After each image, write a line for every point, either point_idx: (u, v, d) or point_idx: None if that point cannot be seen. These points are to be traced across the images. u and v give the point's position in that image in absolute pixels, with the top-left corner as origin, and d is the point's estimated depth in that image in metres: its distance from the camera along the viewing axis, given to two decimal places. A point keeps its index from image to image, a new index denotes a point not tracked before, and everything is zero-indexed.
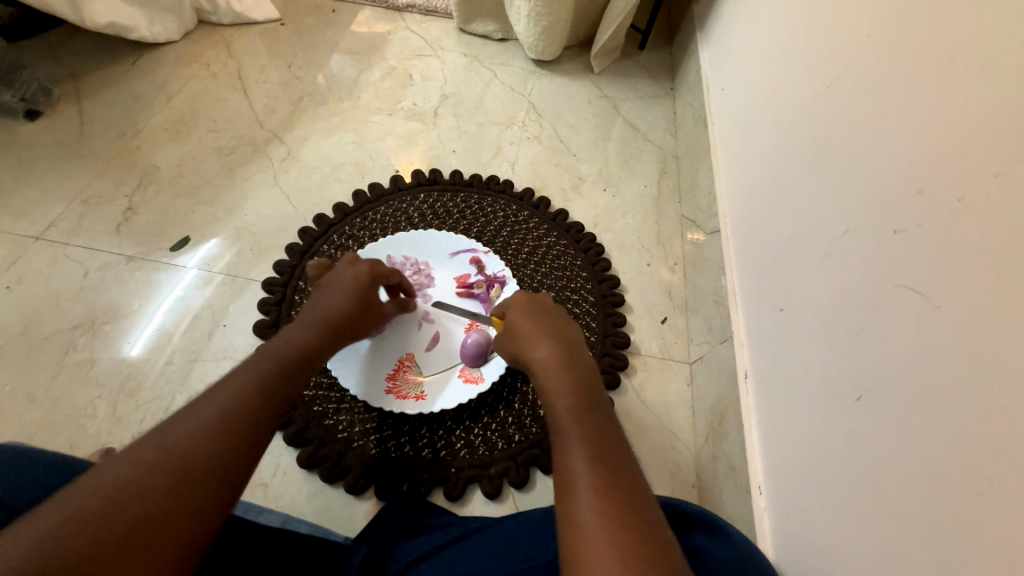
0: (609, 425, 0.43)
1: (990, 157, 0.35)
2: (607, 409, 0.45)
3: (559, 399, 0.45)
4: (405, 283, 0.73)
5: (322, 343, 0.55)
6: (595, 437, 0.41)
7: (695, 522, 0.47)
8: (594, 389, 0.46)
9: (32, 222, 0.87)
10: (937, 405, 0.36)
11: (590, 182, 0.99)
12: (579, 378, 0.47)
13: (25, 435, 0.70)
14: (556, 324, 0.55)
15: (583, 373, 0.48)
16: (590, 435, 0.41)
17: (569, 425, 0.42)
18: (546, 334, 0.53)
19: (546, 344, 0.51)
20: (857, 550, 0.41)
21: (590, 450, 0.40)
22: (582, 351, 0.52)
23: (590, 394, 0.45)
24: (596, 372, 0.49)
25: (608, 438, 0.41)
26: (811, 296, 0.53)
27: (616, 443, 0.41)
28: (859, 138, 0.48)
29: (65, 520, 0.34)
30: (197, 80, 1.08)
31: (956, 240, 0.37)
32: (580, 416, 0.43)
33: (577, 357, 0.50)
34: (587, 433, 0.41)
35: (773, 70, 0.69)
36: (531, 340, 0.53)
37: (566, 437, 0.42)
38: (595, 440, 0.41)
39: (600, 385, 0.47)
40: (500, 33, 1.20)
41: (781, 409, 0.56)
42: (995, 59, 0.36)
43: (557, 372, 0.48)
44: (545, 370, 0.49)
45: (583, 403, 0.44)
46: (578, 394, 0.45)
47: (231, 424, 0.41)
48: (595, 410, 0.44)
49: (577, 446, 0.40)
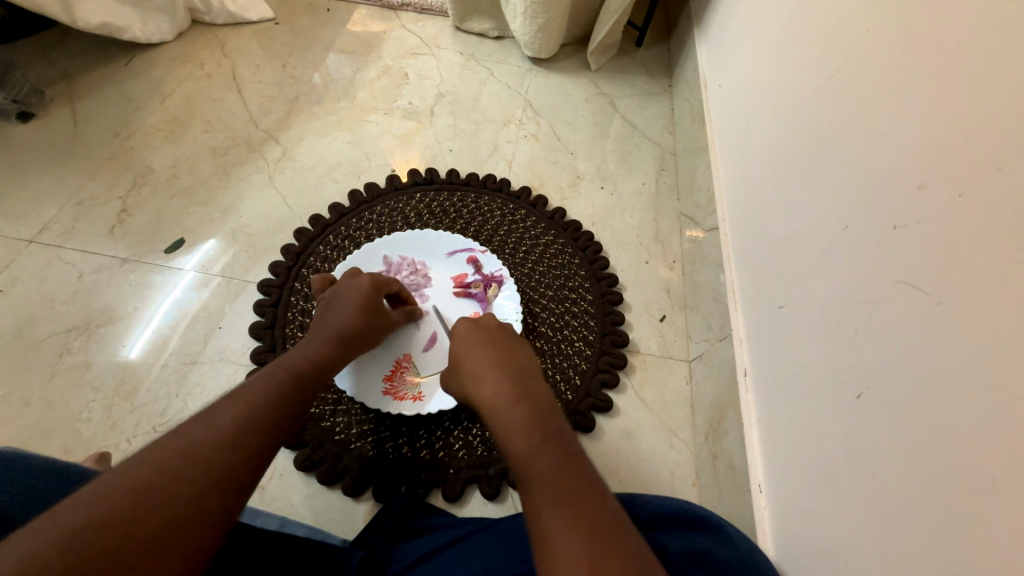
0: (577, 457, 0.41)
1: (990, 152, 0.35)
2: (572, 440, 0.42)
3: (516, 438, 0.43)
4: (406, 291, 0.74)
5: (332, 355, 0.58)
6: (564, 474, 0.39)
7: (695, 524, 0.47)
8: (553, 418, 0.44)
9: (25, 225, 0.86)
10: (937, 402, 0.36)
11: (588, 180, 0.98)
12: (535, 411, 0.45)
13: (20, 439, 0.69)
14: (504, 351, 0.52)
15: (538, 404, 0.46)
16: (557, 475, 0.39)
17: (532, 466, 0.40)
18: (493, 366, 0.50)
19: (494, 378, 0.49)
20: (858, 548, 0.41)
21: (559, 492, 0.38)
22: (535, 380, 0.50)
23: (549, 426, 0.43)
24: (553, 400, 0.47)
25: (577, 472, 0.39)
26: (811, 295, 0.53)
27: (587, 477, 0.39)
28: (858, 132, 0.48)
29: (90, 517, 0.34)
30: (191, 80, 1.07)
31: (956, 236, 0.36)
32: (540, 452, 0.41)
33: (530, 387, 0.48)
34: (556, 471, 0.39)
35: (771, 66, 0.69)
36: (480, 374, 0.50)
37: (532, 479, 0.39)
38: (564, 479, 0.38)
39: (559, 413, 0.45)
40: (496, 31, 1.19)
41: (781, 408, 0.56)
42: (995, 53, 0.36)
43: (512, 409, 0.45)
44: (495, 406, 0.47)
45: (541, 436, 0.42)
46: (536, 429, 0.43)
47: (248, 434, 0.43)
48: (558, 442, 0.42)
49: (543, 492, 0.38)
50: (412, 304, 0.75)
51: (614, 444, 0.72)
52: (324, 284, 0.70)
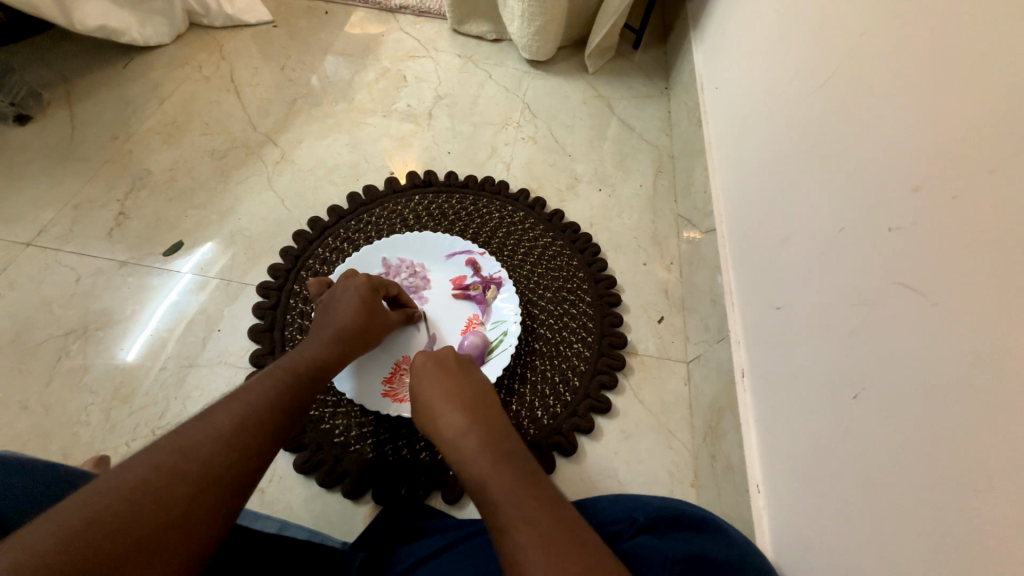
0: (535, 477, 0.41)
1: (983, 156, 0.35)
2: (530, 461, 0.43)
3: (473, 467, 0.43)
4: (404, 294, 0.74)
5: (333, 355, 0.58)
6: (520, 493, 0.39)
7: (696, 526, 0.46)
8: (507, 442, 0.45)
9: (23, 228, 0.86)
10: (932, 404, 0.36)
11: (586, 182, 0.98)
12: (489, 437, 0.45)
13: (17, 443, 0.69)
14: (456, 381, 0.52)
15: (492, 429, 0.46)
16: (515, 496, 0.39)
17: (491, 493, 0.40)
18: (445, 398, 0.50)
19: (446, 412, 0.49)
20: (856, 546, 0.41)
21: (519, 511, 0.38)
22: (491, 405, 0.50)
23: (505, 451, 0.44)
24: (509, 426, 0.48)
25: (536, 491, 0.40)
26: (805, 296, 0.53)
27: (546, 493, 0.39)
28: (853, 136, 0.48)
29: (90, 516, 0.34)
30: (190, 83, 1.07)
31: (949, 240, 0.37)
32: (496, 474, 0.41)
33: (483, 414, 0.48)
34: (513, 491, 0.39)
35: (767, 69, 0.69)
36: (435, 410, 0.50)
37: (491, 504, 0.40)
38: (522, 498, 0.39)
39: (515, 437, 0.46)
40: (494, 34, 1.19)
41: (778, 409, 0.56)
42: (988, 58, 0.36)
43: (465, 438, 0.45)
44: (451, 438, 0.47)
45: (499, 458, 0.43)
46: (492, 453, 0.43)
47: (245, 433, 0.43)
48: (515, 464, 0.42)
49: (505, 514, 0.38)
50: (412, 307, 0.75)
51: (613, 445, 0.73)
52: (320, 288, 0.70)
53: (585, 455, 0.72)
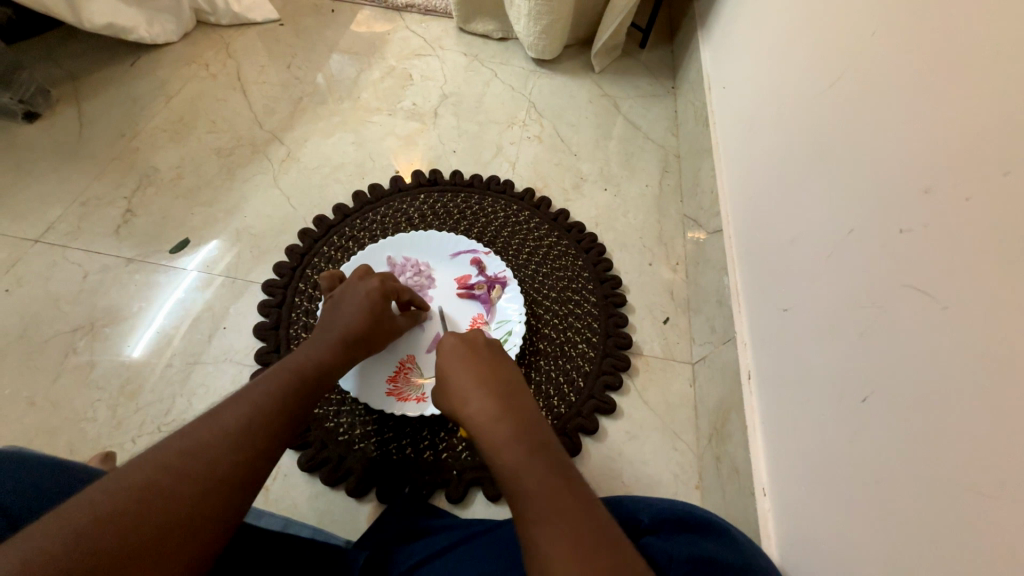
0: (566, 470, 0.41)
1: (994, 158, 0.35)
2: (559, 453, 0.43)
3: (504, 453, 0.43)
4: (416, 296, 0.74)
5: (338, 357, 0.58)
6: (549, 487, 0.39)
7: (700, 528, 0.46)
8: (539, 432, 0.44)
9: (32, 225, 0.86)
10: (941, 410, 0.36)
11: (591, 182, 0.98)
12: (520, 425, 0.45)
13: (24, 438, 0.69)
14: (486, 368, 0.52)
15: (524, 417, 0.46)
16: (545, 489, 0.39)
17: (522, 483, 0.40)
18: (477, 384, 0.50)
19: (478, 397, 0.48)
20: (862, 549, 0.41)
21: (549, 505, 0.38)
22: (521, 393, 0.49)
23: (537, 440, 0.43)
24: (538, 413, 0.47)
25: (567, 485, 0.39)
26: (813, 297, 0.53)
27: (575, 488, 0.39)
28: (862, 137, 0.48)
29: (98, 514, 0.34)
30: (197, 80, 1.07)
31: (961, 242, 0.37)
32: (527, 465, 0.41)
33: (514, 402, 0.47)
34: (543, 484, 0.39)
35: (775, 69, 0.69)
36: (465, 394, 0.49)
37: (521, 494, 0.39)
38: (553, 491, 0.38)
39: (545, 427, 0.45)
40: (499, 32, 1.19)
41: (784, 412, 0.56)
42: (1000, 57, 0.36)
43: (495, 426, 0.45)
44: (481, 424, 0.46)
45: (530, 449, 0.42)
46: (524, 442, 0.43)
47: (253, 433, 0.43)
48: (547, 455, 0.42)
49: (533, 509, 0.38)
50: (422, 309, 0.74)
51: (617, 446, 0.72)
52: (331, 282, 0.70)
53: (589, 455, 0.72)
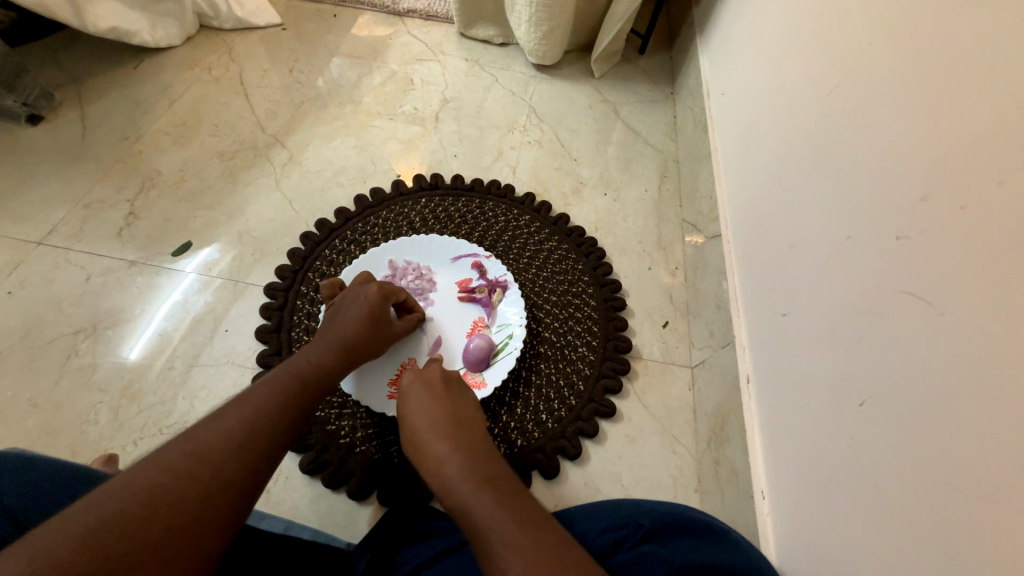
0: (518, 499, 0.43)
1: (990, 168, 0.36)
2: (514, 482, 0.45)
3: (458, 491, 0.44)
4: (411, 300, 0.74)
5: (338, 362, 0.58)
6: (504, 517, 0.41)
7: (699, 531, 0.47)
8: (490, 466, 0.46)
9: (34, 228, 0.87)
10: (935, 413, 0.37)
11: (591, 186, 0.99)
12: (471, 461, 0.46)
13: (26, 441, 0.70)
14: (440, 405, 0.53)
15: (474, 454, 0.47)
16: (502, 519, 0.40)
17: (476, 519, 0.42)
18: (430, 423, 0.51)
19: (429, 438, 0.49)
20: (859, 552, 0.41)
21: (507, 532, 0.39)
22: (473, 428, 0.51)
23: (488, 476, 0.45)
24: (489, 449, 0.49)
25: (519, 514, 0.41)
26: (811, 304, 0.54)
27: (530, 513, 0.41)
28: (859, 144, 0.49)
29: (105, 516, 0.35)
30: (199, 84, 1.08)
31: (956, 249, 0.37)
32: (479, 497, 0.43)
33: (465, 439, 0.49)
34: (497, 515, 0.41)
35: (774, 76, 0.70)
36: (419, 435, 0.51)
37: (479, 527, 0.41)
38: (505, 523, 0.40)
39: (497, 460, 0.47)
40: (501, 38, 1.20)
41: (782, 416, 0.56)
42: (995, 72, 0.36)
43: (448, 464, 0.46)
44: (434, 463, 0.48)
45: (483, 482, 0.44)
46: (474, 478, 0.44)
47: (254, 438, 0.44)
48: (499, 487, 0.44)
49: (491, 536, 0.40)
50: (417, 312, 0.75)
51: (616, 450, 0.73)
52: (333, 290, 0.70)
53: (589, 459, 0.72)
